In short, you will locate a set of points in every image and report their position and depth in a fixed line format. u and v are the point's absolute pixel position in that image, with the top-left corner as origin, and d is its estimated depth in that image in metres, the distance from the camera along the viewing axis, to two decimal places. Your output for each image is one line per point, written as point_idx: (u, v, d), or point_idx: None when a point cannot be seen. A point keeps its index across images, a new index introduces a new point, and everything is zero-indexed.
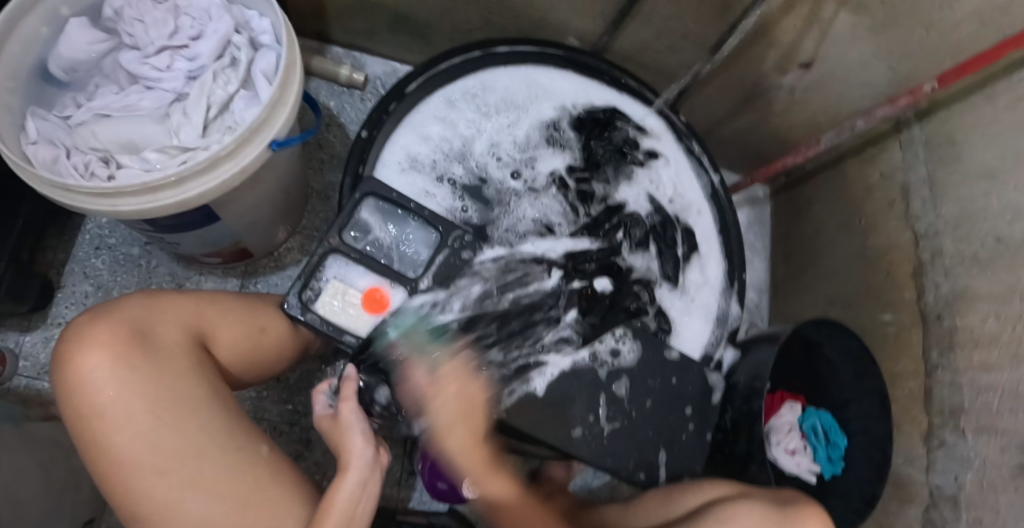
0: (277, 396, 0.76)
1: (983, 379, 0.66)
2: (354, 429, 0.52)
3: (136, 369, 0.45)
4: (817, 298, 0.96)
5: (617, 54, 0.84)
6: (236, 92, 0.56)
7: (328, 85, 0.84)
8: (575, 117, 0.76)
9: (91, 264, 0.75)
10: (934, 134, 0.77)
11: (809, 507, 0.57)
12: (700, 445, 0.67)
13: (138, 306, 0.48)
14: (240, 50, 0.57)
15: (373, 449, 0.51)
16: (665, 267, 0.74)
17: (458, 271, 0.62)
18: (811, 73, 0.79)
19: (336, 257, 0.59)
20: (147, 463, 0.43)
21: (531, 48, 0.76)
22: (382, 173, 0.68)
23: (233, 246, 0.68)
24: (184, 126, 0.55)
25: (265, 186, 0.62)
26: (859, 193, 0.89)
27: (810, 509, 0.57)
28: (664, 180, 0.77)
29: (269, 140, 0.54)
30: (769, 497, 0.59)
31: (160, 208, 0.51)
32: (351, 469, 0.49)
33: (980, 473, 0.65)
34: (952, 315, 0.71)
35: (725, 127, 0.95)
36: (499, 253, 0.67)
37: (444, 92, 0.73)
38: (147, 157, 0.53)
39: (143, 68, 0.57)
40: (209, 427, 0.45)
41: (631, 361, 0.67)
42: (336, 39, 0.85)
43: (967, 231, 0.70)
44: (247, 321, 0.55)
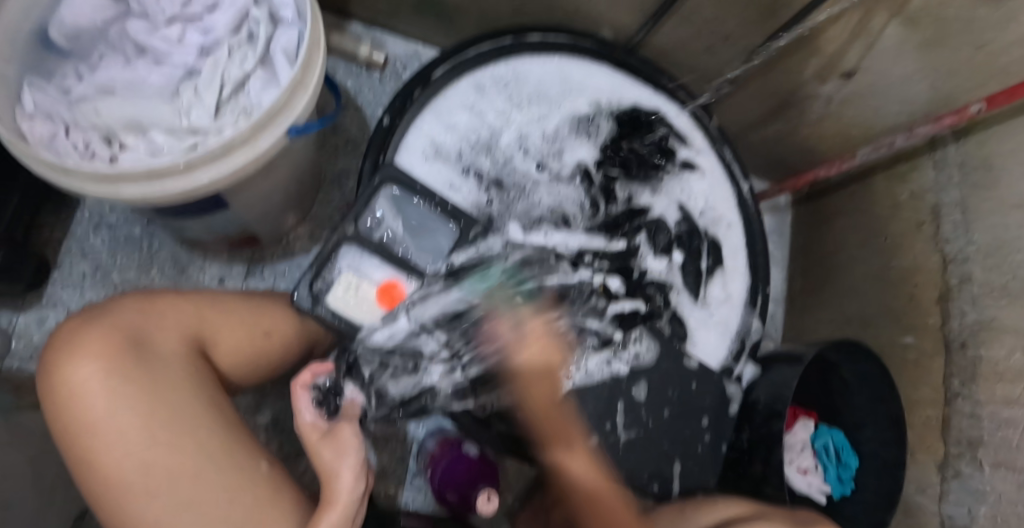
0: (280, 391, 0.72)
1: (1005, 414, 0.65)
2: (347, 460, 0.47)
3: (127, 382, 0.42)
4: (834, 314, 0.95)
5: (650, 51, 0.80)
6: (253, 71, 0.52)
7: (346, 64, 0.80)
8: (608, 114, 0.73)
9: (89, 243, 0.71)
10: (972, 156, 0.74)
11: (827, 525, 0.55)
12: (715, 459, 0.65)
13: (132, 310, 0.45)
14: (259, 26, 0.53)
15: (361, 484, 0.47)
16: (687, 279, 0.72)
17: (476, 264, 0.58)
18: (850, 84, 0.75)
19: (349, 247, 0.56)
20: (137, 484, 0.40)
21: (565, 39, 0.72)
22: (405, 159, 0.64)
23: (240, 234, 0.65)
24: (195, 106, 0.51)
25: (279, 174, 0.58)
26: (887, 210, 0.87)
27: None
28: (695, 191, 0.74)
29: (288, 126, 0.50)
30: (785, 515, 0.56)
31: (166, 197, 0.48)
32: (338, 506, 0.44)
33: (995, 508, 0.64)
34: (976, 345, 0.70)
35: (754, 132, 0.92)
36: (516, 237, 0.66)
37: (472, 78, 0.69)
38: (153, 139, 0.49)
39: (151, 40, 0.52)
40: (202, 445, 0.42)
41: (650, 364, 0.65)
42: (356, 15, 0.80)
43: (999, 260, 0.68)
44: (252, 323, 0.51)
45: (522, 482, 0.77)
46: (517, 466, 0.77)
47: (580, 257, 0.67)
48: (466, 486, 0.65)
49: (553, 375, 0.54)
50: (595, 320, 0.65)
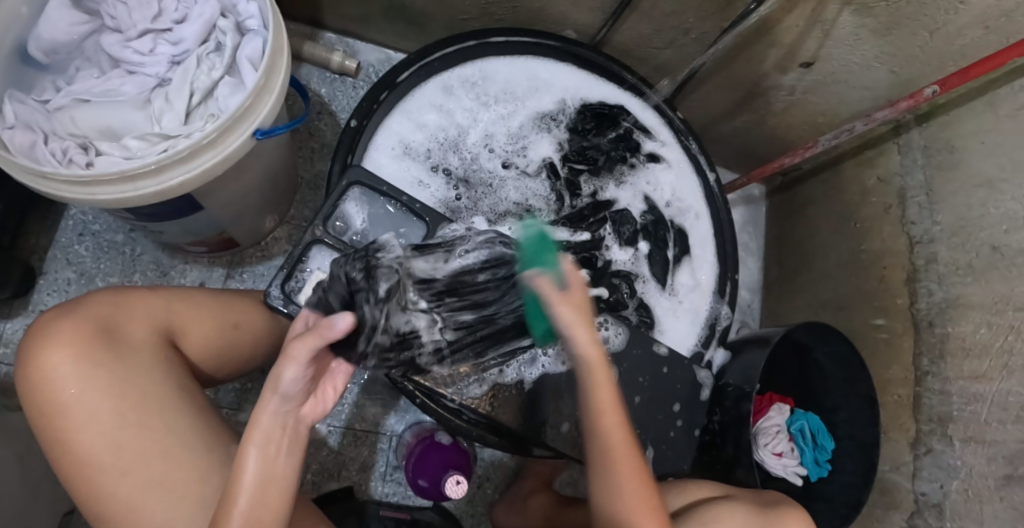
0: (261, 388, 0.74)
1: (973, 389, 0.66)
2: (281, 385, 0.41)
3: (100, 368, 0.45)
4: (809, 300, 0.96)
5: (615, 48, 0.82)
6: (220, 78, 0.54)
7: (320, 71, 0.82)
8: (573, 111, 0.75)
9: (74, 250, 0.74)
10: (934, 140, 0.76)
11: (792, 510, 0.58)
12: (689, 442, 0.67)
13: (105, 302, 0.48)
14: (226, 35, 0.55)
15: (288, 408, 0.42)
16: (654, 268, 0.74)
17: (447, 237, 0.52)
18: (811, 73, 0.77)
19: (320, 248, 0.58)
20: (110, 463, 0.44)
21: (529, 40, 0.74)
22: (375, 160, 0.67)
23: (218, 236, 0.67)
24: (166, 112, 0.53)
25: (250, 175, 0.60)
26: (855, 196, 0.88)
27: (792, 513, 0.57)
28: (661, 182, 0.76)
29: (253, 128, 0.53)
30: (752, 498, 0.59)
31: (139, 198, 0.50)
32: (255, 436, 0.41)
33: (967, 482, 0.65)
34: (943, 323, 0.71)
35: (723, 125, 0.94)
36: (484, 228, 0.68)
37: (440, 80, 0.71)
38: (127, 144, 0.51)
39: (125, 52, 0.55)
40: (170, 428, 0.45)
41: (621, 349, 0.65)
42: (329, 25, 0.83)
43: (962, 239, 0.70)
44: (222, 316, 0.54)
45: (503, 475, 0.78)
46: (495, 458, 0.78)
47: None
48: (438, 471, 0.66)
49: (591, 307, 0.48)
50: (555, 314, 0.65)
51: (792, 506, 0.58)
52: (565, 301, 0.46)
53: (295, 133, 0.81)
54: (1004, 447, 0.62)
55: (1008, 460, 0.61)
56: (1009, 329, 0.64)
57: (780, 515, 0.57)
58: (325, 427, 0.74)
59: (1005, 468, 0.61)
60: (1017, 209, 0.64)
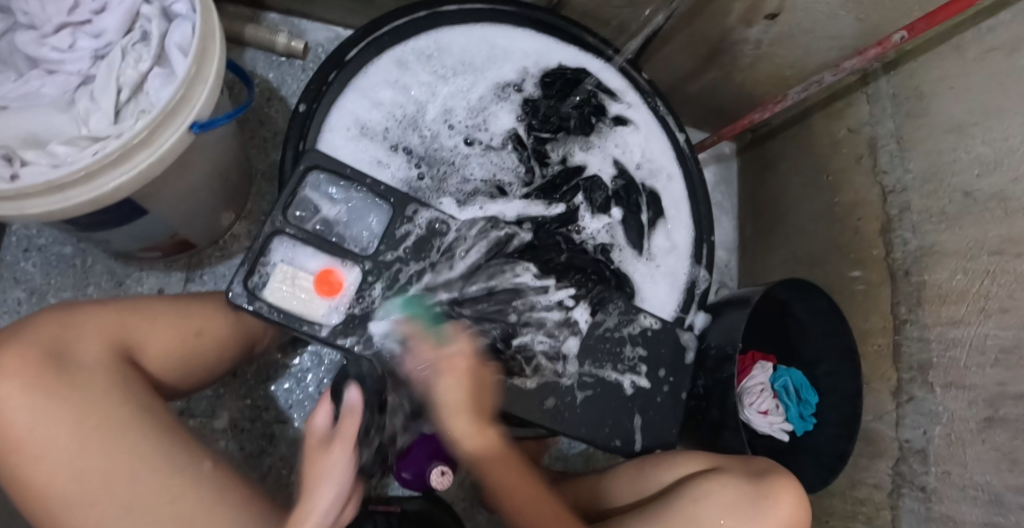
0: (235, 393, 0.71)
1: (951, 334, 0.66)
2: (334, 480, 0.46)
3: (53, 395, 0.41)
4: (785, 256, 0.95)
5: (573, 10, 0.79)
6: (149, 70, 0.51)
7: (266, 55, 0.78)
8: (536, 78, 0.73)
9: (21, 267, 0.69)
10: (903, 86, 0.76)
11: (783, 482, 0.55)
12: (674, 407, 0.66)
13: (51, 322, 0.45)
14: (151, 23, 0.51)
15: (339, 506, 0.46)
16: (630, 235, 0.73)
17: (430, 240, 0.59)
18: (777, 25, 0.75)
19: (282, 240, 0.56)
20: (75, 494, 0.41)
21: (481, 6, 0.71)
22: (331, 143, 0.63)
23: (170, 239, 0.64)
24: (93, 113, 0.49)
25: (195, 171, 0.57)
26: (827, 147, 0.87)
27: (783, 485, 0.55)
28: (630, 144, 0.75)
29: (189, 122, 0.50)
30: (744, 470, 0.58)
31: (73, 208, 0.47)
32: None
33: (949, 427, 0.66)
34: (920, 271, 0.71)
35: (690, 85, 0.90)
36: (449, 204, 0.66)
37: (394, 54, 0.68)
38: (54, 152, 0.48)
39: (42, 50, 0.50)
40: (137, 451, 0.42)
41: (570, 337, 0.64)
42: (271, 4, 0.78)
43: (936, 186, 0.70)
44: (183, 324, 0.51)
45: None
46: None
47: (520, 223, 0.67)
48: (422, 462, 0.61)
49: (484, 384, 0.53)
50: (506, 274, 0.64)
51: (785, 472, 0.56)
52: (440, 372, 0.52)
53: (244, 123, 0.77)
54: (984, 390, 0.63)
55: (988, 403, 0.62)
56: (985, 273, 0.64)
57: (770, 487, 0.55)
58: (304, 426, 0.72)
59: (986, 411, 0.62)
60: (988, 152, 0.65)
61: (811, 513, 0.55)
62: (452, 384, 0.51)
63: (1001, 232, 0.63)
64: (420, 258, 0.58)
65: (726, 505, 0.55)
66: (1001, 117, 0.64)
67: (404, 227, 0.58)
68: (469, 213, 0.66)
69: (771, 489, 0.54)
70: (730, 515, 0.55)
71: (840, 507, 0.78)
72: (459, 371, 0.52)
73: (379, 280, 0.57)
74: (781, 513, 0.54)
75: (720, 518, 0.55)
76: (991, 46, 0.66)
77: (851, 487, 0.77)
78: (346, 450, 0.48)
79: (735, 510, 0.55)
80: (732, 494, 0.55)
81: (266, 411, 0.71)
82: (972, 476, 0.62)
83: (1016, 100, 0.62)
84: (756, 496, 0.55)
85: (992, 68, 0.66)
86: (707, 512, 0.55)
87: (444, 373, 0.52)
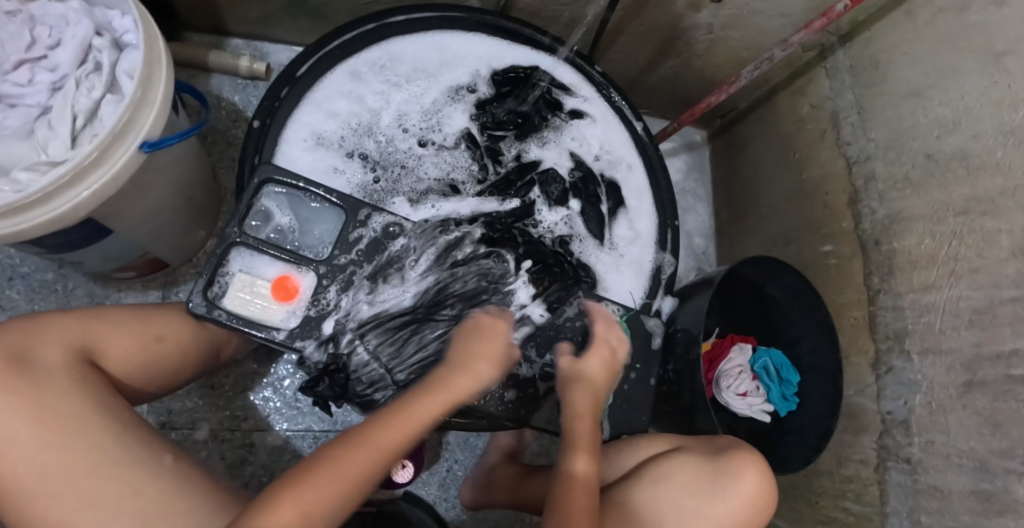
0: (214, 404, 0.73)
1: (923, 300, 0.65)
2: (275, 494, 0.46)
3: (14, 395, 0.45)
4: (760, 238, 0.95)
5: (523, 11, 0.81)
6: (101, 97, 0.53)
7: (231, 79, 0.81)
8: (489, 79, 0.75)
9: (6, 295, 0.73)
10: (859, 57, 0.76)
11: (743, 457, 0.57)
12: (647, 394, 0.65)
13: (15, 332, 0.48)
14: (102, 53, 0.54)
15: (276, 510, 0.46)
16: (590, 225, 0.74)
17: (380, 248, 0.60)
18: (726, 8, 0.75)
19: (239, 250, 0.58)
20: (39, 487, 0.43)
21: (430, 14, 0.73)
22: (287, 154, 0.66)
23: (142, 258, 0.67)
24: (51, 140, 0.52)
25: (155, 190, 0.60)
26: (791, 125, 0.87)
27: (742, 459, 0.57)
28: (587, 137, 0.76)
29: (138, 142, 0.52)
30: (705, 447, 0.60)
31: (33, 229, 0.49)
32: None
33: (929, 396, 0.64)
34: (889, 239, 0.70)
35: (650, 75, 0.91)
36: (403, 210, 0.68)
37: (346, 66, 0.70)
38: (17, 179, 0.50)
39: (3, 86, 0.54)
40: (98, 444, 0.45)
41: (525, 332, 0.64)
42: (233, 31, 0.82)
43: (898, 152, 0.70)
44: (143, 329, 0.54)
45: (471, 454, 0.79)
46: (459, 438, 0.80)
47: (473, 219, 0.68)
48: None
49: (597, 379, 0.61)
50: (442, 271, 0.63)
51: (746, 448, 0.58)
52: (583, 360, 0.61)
53: (213, 145, 0.80)
54: (961, 354, 0.61)
55: (966, 367, 0.60)
56: (953, 235, 0.63)
57: (727, 460, 0.57)
58: (284, 432, 0.74)
59: (964, 375, 0.60)
60: (946, 113, 0.65)
61: (774, 485, 0.57)
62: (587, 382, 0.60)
63: (964, 192, 0.62)
64: (373, 262, 0.60)
65: (685, 485, 0.58)
66: (955, 77, 0.64)
67: (358, 232, 0.60)
68: (422, 212, 0.68)
69: (730, 466, 0.57)
70: (688, 495, 0.58)
71: (829, 486, 0.76)
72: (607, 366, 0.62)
73: (334, 283, 0.58)
74: (740, 490, 0.56)
75: (680, 498, 0.58)
76: (940, 7, 0.66)
77: (838, 465, 0.75)
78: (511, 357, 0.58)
79: (694, 490, 0.58)
80: (692, 475, 0.59)
81: (245, 419, 0.74)
82: (956, 443, 0.60)
83: (969, 58, 0.62)
84: (716, 474, 0.58)
85: (944, 28, 0.65)
86: (665, 492, 0.59)
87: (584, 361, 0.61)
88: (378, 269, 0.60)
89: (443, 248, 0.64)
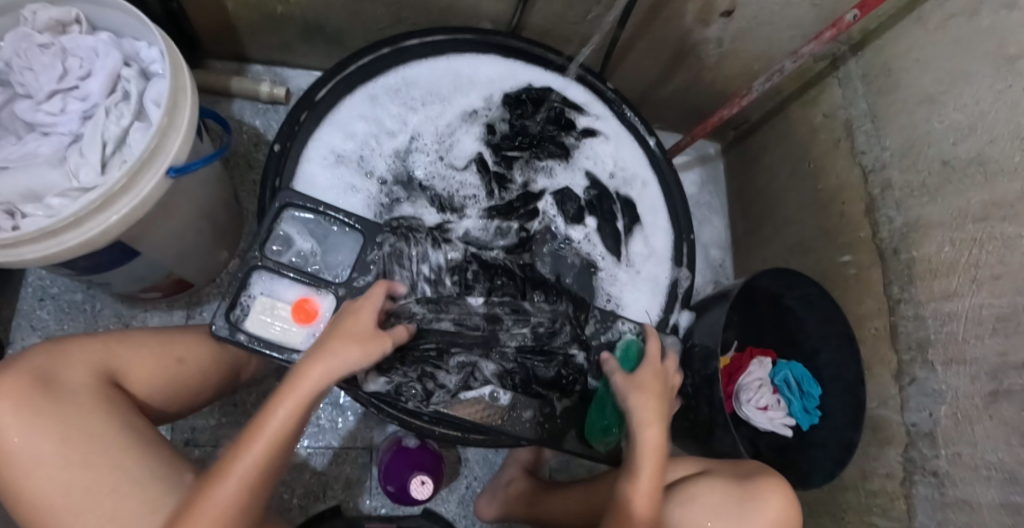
0: (236, 422, 0.75)
1: (946, 308, 0.64)
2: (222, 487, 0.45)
3: (41, 416, 0.45)
4: (777, 249, 0.94)
5: (534, 31, 0.82)
6: (130, 125, 0.56)
7: (251, 104, 0.84)
8: (502, 102, 0.76)
9: (37, 315, 0.75)
10: (870, 66, 0.76)
11: (771, 481, 0.57)
12: (666, 408, 0.65)
13: (42, 354, 0.49)
14: (131, 83, 0.56)
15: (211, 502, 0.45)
16: (606, 243, 0.75)
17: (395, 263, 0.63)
18: (735, 22, 0.76)
19: (261, 273, 0.59)
20: (63, 506, 0.44)
21: (442, 37, 0.74)
22: (304, 180, 0.67)
23: (167, 278, 0.68)
24: (81, 166, 0.54)
25: (181, 211, 0.61)
26: (805, 136, 0.87)
27: (771, 482, 0.56)
28: (601, 154, 0.78)
29: (166, 167, 0.54)
30: (731, 471, 0.60)
31: (65, 251, 0.51)
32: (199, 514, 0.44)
33: (954, 405, 0.63)
34: (908, 248, 0.70)
35: (661, 90, 0.92)
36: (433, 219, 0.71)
37: (365, 89, 0.72)
38: (50, 204, 0.52)
39: (37, 115, 0.56)
40: (120, 464, 0.46)
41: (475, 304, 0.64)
42: (254, 57, 0.85)
43: (914, 159, 0.69)
44: (163, 352, 0.55)
45: (490, 471, 0.79)
46: (478, 455, 0.79)
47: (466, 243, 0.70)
48: (405, 475, 0.64)
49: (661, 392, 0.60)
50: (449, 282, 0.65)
51: (771, 473, 0.57)
52: (634, 381, 0.59)
53: (235, 168, 0.83)
54: (985, 362, 0.60)
55: (991, 376, 0.59)
56: (973, 242, 0.62)
57: (756, 486, 0.56)
58: (304, 450, 0.75)
59: (990, 384, 0.59)
60: (961, 119, 0.64)
61: (801, 515, 0.56)
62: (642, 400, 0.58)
63: (982, 198, 0.61)
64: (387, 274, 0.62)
65: (711, 506, 0.57)
66: (968, 84, 0.63)
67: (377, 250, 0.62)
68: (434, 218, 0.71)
69: (756, 489, 0.56)
70: (715, 517, 0.57)
71: (854, 501, 0.75)
72: (651, 390, 0.59)
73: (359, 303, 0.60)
74: (763, 516, 0.55)
75: (705, 520, 0.57)
76: (951, 14, 0.65)
77: (863, 479, 0.74)
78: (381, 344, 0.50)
79: (721, 513, 0.56)
80: (719, 496, 0.57)
81: None
82: (984, 454, 0.59)
83: (983, 63, 0.62)
84: (742, 497, 0.56)
85: (955, 34, 0.65)
86: (691, 514, 0.58)
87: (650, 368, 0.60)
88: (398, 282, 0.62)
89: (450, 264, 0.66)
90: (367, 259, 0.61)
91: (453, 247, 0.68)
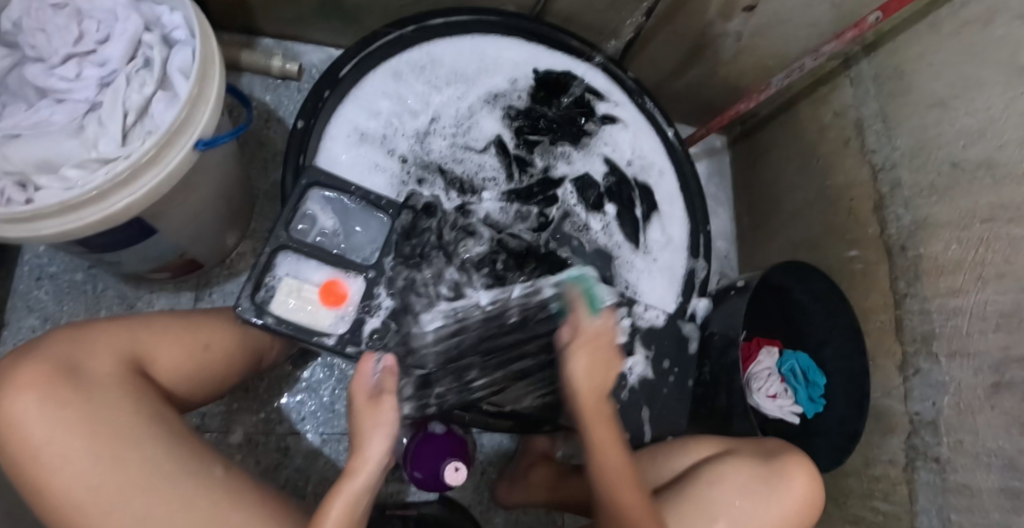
0: (249, 408, 0.74)
1: (951, 303, 0.67)
2: None
3: (67, 408, 0.44)
4: (782, 242, 0.97)
5: (555, 16, 0.81)
6: (153, 94, 0.52)
7: (262, 79, 0.82)
8: (525, 85, 0.75)
9: (34, 296, 0.72)
10: (883, 67, 0.78)
11: (796, 457, 0.59)
12: (683, 395, 0.68)
13: (63, 341, 0.47)
14: (153, 50, 0.53)
15: None
16: (626, 229, 0.75)
17: (418, 263, 0.61)
18: (755, 17, 0.76)
19: (286, 254, 0.57)
20: (93, 501, 0.43)
21: (466, 18, 0.73)
22: (326, 159, 0.65)
23: (179, 259, 0.66)
24: (101, 137, 0.51)
25: (201, 189, 0.59)
26: (814, 133, 0.90)
27: (795, 459, 0.59)
28: (621, 142, 0.77)
29: (194, 140, 0.51)
30: (753, 450, 0.62)
31: (84, 228, 0.48)
32: None
33: (957, 396, 0.65)
34: (915, 245, 0.72)
35: (676, 82, 0.93)
36: (455, 201, 0.69)
37: (388, 66, 0.70)
38: (67, 175, 0.49)
39: (49, 80, 0.52)
40: (148, 455, 0.45)
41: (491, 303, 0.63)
42: (265, 30, 0.82)
43: (924, 159, 0.72)
44: (189, 338, 0.54)
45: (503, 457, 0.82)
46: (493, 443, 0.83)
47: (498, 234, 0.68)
48: (434, 463, 0.64)
49: (609, 362, 0.56)
50: (467, 276, 0.64)
51: (796, 451, 0.60)
52: (576, 350, 0.55)
53: (246, 146, 0.80)
54: (988, 356, 0.62)
55: (993, 369, 0.62)
56: (979, 241, 0.65)
57: (783, 464, 0.59)
58: (319, 436, 0.75)
59: (991, 377, 0.62)
60: (972, 122, 0.66)
61: (821, 494, 0.59)
62: (581, 364, 0.55)
63: (990, 199, 0.64)
64: (412, 269, 0.60)
65: (741, 487, 0.58)
66: (981, 88, 0.65)
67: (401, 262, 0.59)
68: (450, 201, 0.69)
69: (783, 467, 0.58)
70: (743, 497, 0.58)
71: (855, 486, 0.78)
72: (601, 338, 0.56)
73: (385, 285, 0.58)
74: (790, 490, 0.58)
75: (733, 499, 0.58)
76: (965, 20, 0.68)
77: (865, 465, 0.77)
78: (391, 413, 0.50)
79: (749, 492, 0.58)
80: (745, 477, 0.59)
81: (279, 423, 0.75)
82: (984, 443, 0.62)
83: (995, 69, 0.64)
84: (769, 476, 0.58)
85: (968, 39, 0.67)
86: (722, 494, 0.58)
87: (586, 338, 0.56)
88: (429, 288, 0.61)
89: (469, 260, 0.65)
90: (401, 255, 0.60)
91: (478, 238, 0.67)
